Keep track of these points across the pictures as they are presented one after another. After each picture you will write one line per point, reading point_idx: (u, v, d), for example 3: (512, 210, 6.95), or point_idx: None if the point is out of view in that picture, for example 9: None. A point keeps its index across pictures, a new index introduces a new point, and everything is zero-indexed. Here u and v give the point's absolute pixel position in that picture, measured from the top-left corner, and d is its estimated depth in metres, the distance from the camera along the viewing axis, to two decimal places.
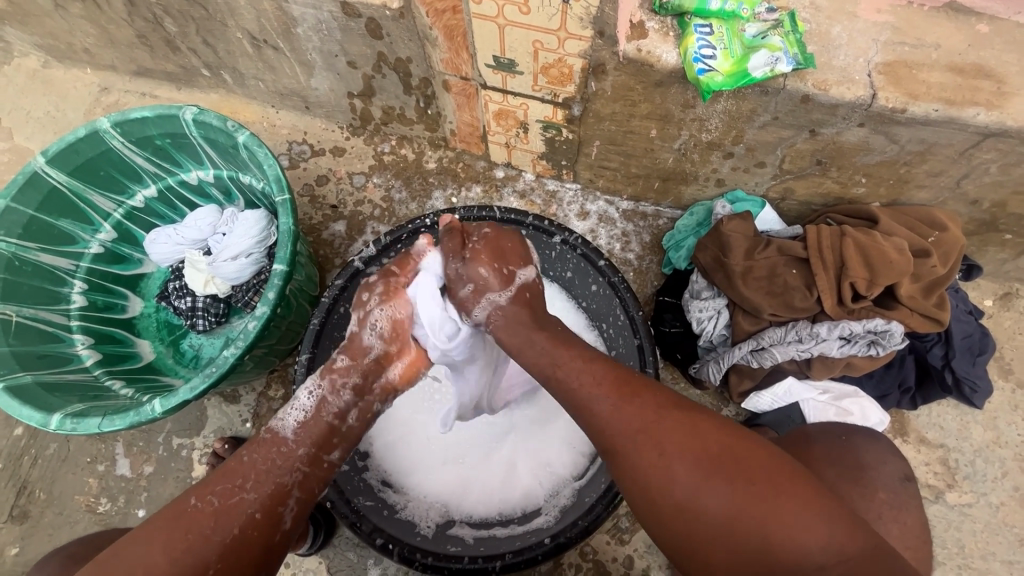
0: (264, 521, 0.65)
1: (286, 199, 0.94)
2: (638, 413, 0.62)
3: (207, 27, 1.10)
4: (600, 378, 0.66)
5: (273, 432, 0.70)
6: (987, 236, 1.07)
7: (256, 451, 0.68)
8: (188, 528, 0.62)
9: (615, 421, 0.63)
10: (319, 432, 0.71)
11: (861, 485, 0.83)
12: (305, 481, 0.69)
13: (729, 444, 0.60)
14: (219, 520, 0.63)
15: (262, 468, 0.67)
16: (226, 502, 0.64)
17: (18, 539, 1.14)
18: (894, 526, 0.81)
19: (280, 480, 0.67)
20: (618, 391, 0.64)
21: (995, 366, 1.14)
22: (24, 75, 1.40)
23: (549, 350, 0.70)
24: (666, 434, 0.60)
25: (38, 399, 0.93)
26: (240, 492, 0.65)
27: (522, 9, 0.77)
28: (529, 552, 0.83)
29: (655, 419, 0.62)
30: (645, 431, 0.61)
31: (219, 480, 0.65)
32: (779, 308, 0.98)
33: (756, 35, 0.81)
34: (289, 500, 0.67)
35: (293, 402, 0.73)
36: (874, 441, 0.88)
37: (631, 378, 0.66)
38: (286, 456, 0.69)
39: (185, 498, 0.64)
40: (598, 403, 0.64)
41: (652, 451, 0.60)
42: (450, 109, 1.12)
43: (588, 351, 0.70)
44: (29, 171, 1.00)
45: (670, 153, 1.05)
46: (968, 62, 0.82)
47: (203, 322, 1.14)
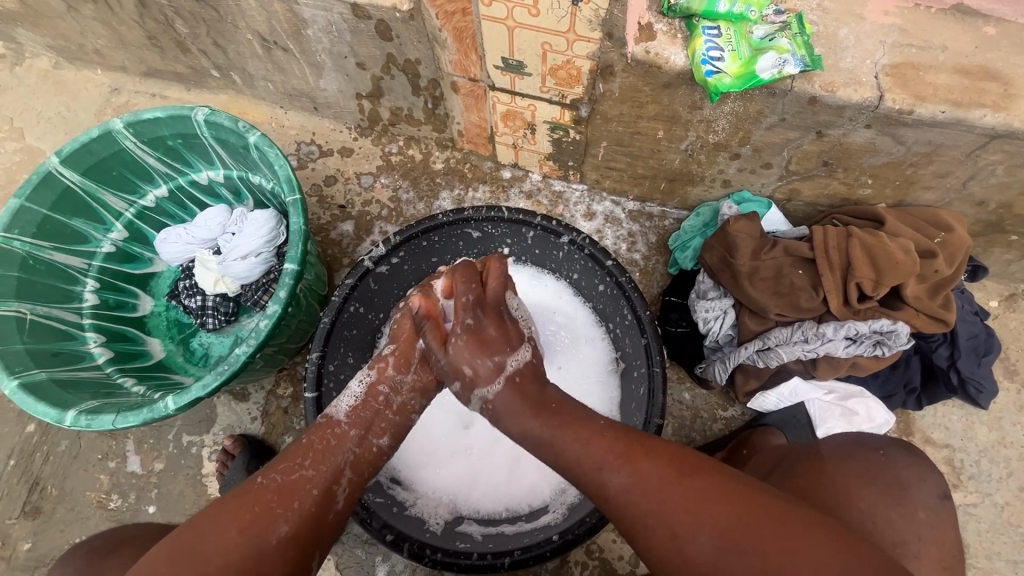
0: (322, 499, 0.67)
1: (296, 200, 0.95)
2: (645, 486, 0.63)
3: (217, 28, 1.11)
4: (601, 455, 0.66)
5: (328, 417, 0.73)
6: (993, 237, 1.08)
7: (313, 433, 0.72)
8: (253, 502, 0.64)
9: (626, 502, 0.63)
10: (368, 416, 0.74)
11: (903, 504, 0.83)
12: (357, 463, 0.72)
13: (746, 513, 0.59)
14: (283, 494, 0.65)
15: (318, 449, 0.70)
16: (287, 478, 0.66)
17: (30, 535, 1.15)
18: (934, 546, 0.81)
19: (334, 459, 0.70)
20: (621, 468, 0.65)
21: (1001, 366, 1.15)
22: (35, 76, 1.41)
23: (546, 434, 0.70)
24: (677, 503, 0.61)
25: (52, 397, 0.95)
26: (299, 470, 0.67)
27: (532, 11, 0.78)
28: (537, 549, 0.84)
29: (664, 496, 0.62)
30: (654, 512, 0.62)
31: (282, 457, 0.68)
32: (785, 308, 0.98)
33: (764, 36, 0.82)
34: (342, 480, 0.70)
35: (346, 390, 0.77)
36: (913, 459, 0.89)
37: (634, 449, 0.66)
38: (340, 438, 0.72)
39: (250, 478, 0.67)
40: (607, 485, 0.65)
41: (665, 532, 0.61)
42: (458, 110, 1.13)
43: (588, 424, 0.70)
44: (43, 171, 1.01)
45: (677, 154, 1.06)
46: (975, 64, 0.83)
47: (213, 320, 1.15)
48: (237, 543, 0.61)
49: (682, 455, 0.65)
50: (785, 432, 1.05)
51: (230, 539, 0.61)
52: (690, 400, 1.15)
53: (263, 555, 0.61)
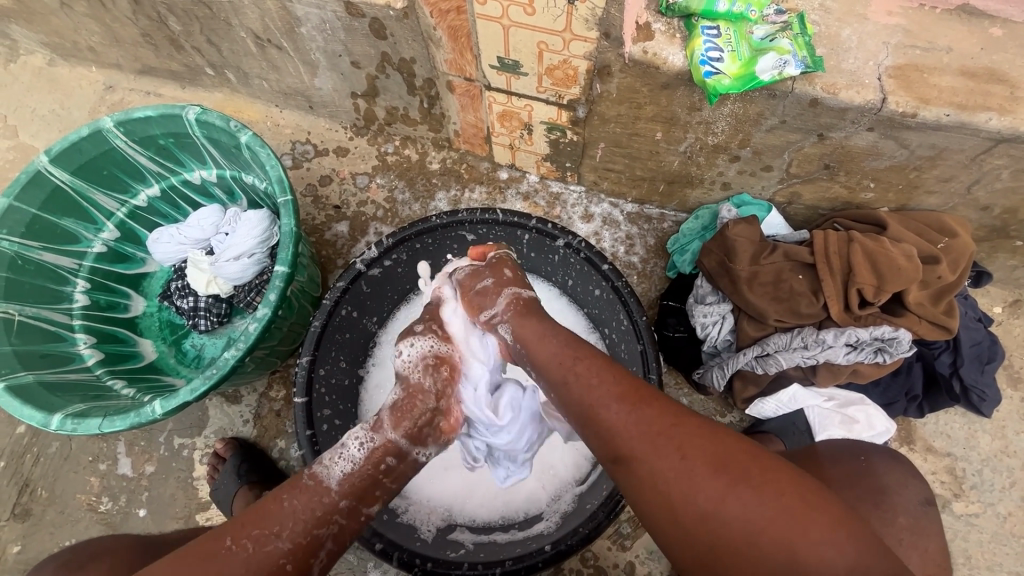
0: (294, 573, 0.63)
1: (288, 200, 0.94)
2: (654, 418, 0.61)
3: (210, 26, 1.10)
4: (617, 384, 0.65)
5: (316, 479, 0.68)
6: (998, 242, 1.06)
7: (297, 497, 0.66)
8: (217, 574, 0.60)
9: (632, 422, 0.61)
10: (364, 484, 0.70)
11: (882, 509, 0.82)
12: (339, 534, 0.67)
13: (752, 455, 0.58)
14: (249, 567, 0.60)
15: (300, 517, 0.65)
16: (260, 549, 0.62)
17: (20, 537, 1.14)
18: (915, 552, 0.80)
19: (316, 532, 0.65)
20: (635, 395, 0.64)
21: (1004, 374, 1.13)
22: (29, 74, 1.40)
23: (561, 358, 0.70)
24: (685, 436, 0.59)
25: (38, 399, 0.93)
26: (275, 541, 0.63)
27: (528, 10, 0.76)
28: (529, 560, 0.82)
29: (675, 423, 0.60)
30: (663, 432, 0.60)
31: (255, 523, 0.63)
32: (784, 314, 0.97)
33: (764, 37, 0.80)
34: (320, 552, 0.65)
35: (341, 450, 0.71)
36: (895, 464, 0.87)
37: (648, 386, 0.66)
38: (327, 506, 0.67)
39: (221, 535, 0.62)
40: (614, 410, 0.63)
41: (671, 454, 0.58)
42: (454, 110, 1.11)
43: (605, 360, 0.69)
44: (32, 170, 1.00)
45: (676, 155, 1.04)
46: (981, 66, 0.81)
47: (205, 322, 1.14)
48: None
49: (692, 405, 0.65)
50: (783, 440, 1.03)
51: None
52: (688, 406, 1.14)
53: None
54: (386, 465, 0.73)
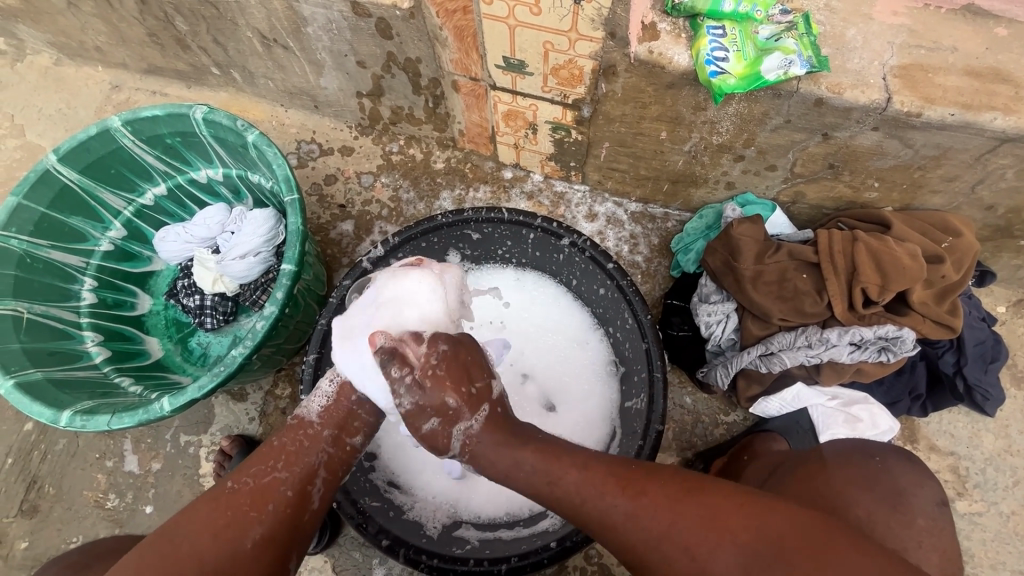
0: (296, 501, 0.67)
1: (295, 199, 0.94)
2: (652, 513, 0.62)
3: (217, 26, 1.10)
4: (603, 482, 0.65)
5: (299, 419, 0.73)
6: (1002, 241, 1.06)
7: (285, 435, 0.71)
8: (226, 508, 0.64)
9: (636, 527, 0.62)
10: (340, 415, 0.74)
11: (900, 512, 0.82)
12: (330, 463, 0.72)
13: (752, 523, 0.58)
14: (254, 499, 0.65)
15: (290, 449, 0.70)
16: (259, 481, 0.66)
17: (28, 534, 1.14)
18: (933, 554, 0.80)
19: (308, 460, 0.70)
20: (625, 490, 0.64)
21: (1008, 373, 1.13)
22: (36, 73, 1.41)
23: (539, 465, 0.67)
24: (685, 527, 0.60)
25: (47, 397, 0.94)
26: (272, 472, 0.67)
27: (534, 10, 0.76)
28: (535, 556, 0.83)
29: (673, 515, 0.61)
30: (667, 532, 0.60)
31: (252, 462, 0.67)
32: (788, 313, 0.97)
33: (770, 37, 0.80)
34: (316, 480, 0.70)
35: (316, 390, 0.76)
36: (907, 465, 0.88)
37: (632, 474, 0.65)
38: (313, 438, 0.71)
39: (221, 482, 0.67)
40: (613, 512, 0.63)
41: (681, 553, 0.59)
42: (459, 110, 1.12)
43: (576, 453, 0.68)
44: (41, 169, 1.00)
45: (680, 155, 1.04)
46: (986, 65, 0.81)
47: (211, 320, 1.14)
48: (209, 550, 0.61)
49: (682, 474, 0.65)
50: (787, 439, 1.04)
51: (202, 546, 0.61)
52: (692, 404, 1.14)
53: (235, 560, 0.61)
54: (355, 398, 0.75)
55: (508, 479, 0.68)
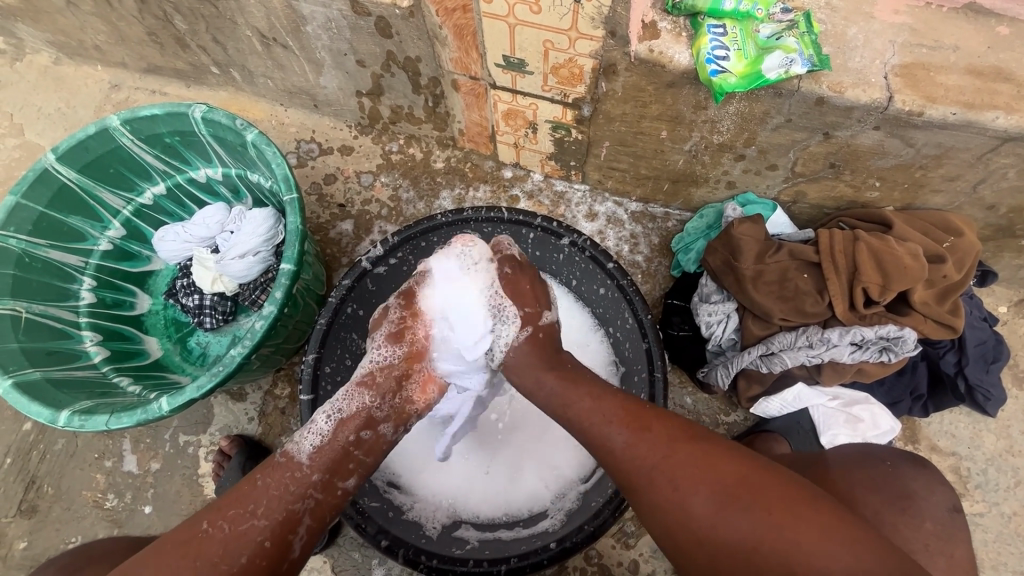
0: (274, 550, 0.65)
1: (294, 198, 0.94)
2: (649, 447, 0.63)
3: (216, 24, 1.10)
4: (612, 413, 0.68)
5: (288, 457, 0.71)
6: (1003, 241, 1.06)
7: (270, 475, 0.69)
8: (197, 556, 0.62)
9: (629, 457, 0.64)
10: (332, 457, 0.73)
11: (909, 514, 0.82)
12: (316, 509, 0.70)
13: (745, 473, 0.59)
14: (228, 546, 0.63)
15: (274, 493, 0.68)
16: (236, 529, 0.64)
17: (26, 534, 1.14)
18: (940, 557, 0.80)
19: (291, 507, 0.68)
20: (629, 423, 0.66)
21: (1009, 374, 1.13)
22: (35, 72, 1.40)
23: (558, 389, 0.73)
24: (679, 464, 0.61)
25: (45, 397, 0.94)
26: (250, 519, 0.65)
27: (534, 9, 0.76)
28: (535, 557, 0.83)
29: (669, 452, 0.62)
30: (659, 465, 0.62)
31: (230, 504, 0.65)
32: (789, 313, 0.97)
33: (771, 35, 0.80)
34: (300, 528, 0.68)
35: (311, 427, 0.75)
36: (921, 470, 0.87)
37: (643, 411, 0.67)
38: (300, 480, 0.70)
39: (197, 521, 0.65)
40: (614, 440, 0.66)
41: (667, 483, 0.61)
42: (459, 109, 1.11)
43: (598, 386, 0.72)
44: (39, 168, 1.00)
45: (681, 154, 1.04)
46: (988, 64, 0.81)
47: (210, 320, 1.13)
48: None
49: (690, 422, 0.66)
50: (788, 439, 1.03)
51: None
52: (692, 404, 1.14)
53: None
54: (358, 437, 0.75)
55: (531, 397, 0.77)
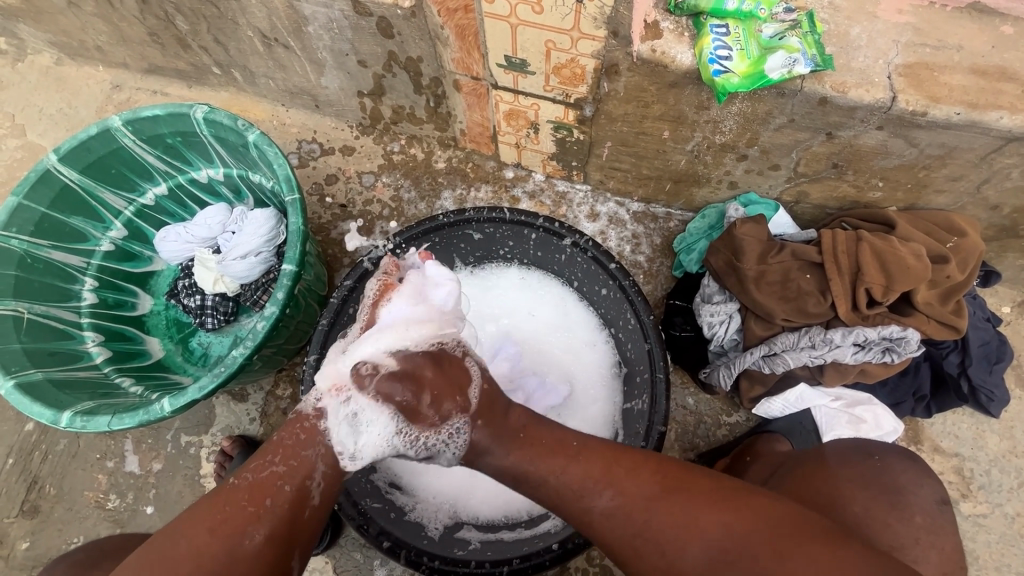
0: (296, 496, 0.65)
1: (295, 199, 0.94)
2: (628, 511, 0.63)
3: (218, 25, 1.10)
4: (581, 481, 0.65)
5: (298, 412, 0.71)
6: (1007, 241, 1.05)
7: (284, 429, 0.69)
8: (224, 505, 0.63)
9: (612, 523, 0.63)
10: (336, 407, 0.71)
11: (899, 508, 0.82)
12: (332, 456, 0.69)
13: (726, 521, 0.59)
14: (253, 493, 0.63)
15: (287, 444, 0.68)
16: (258, 476, 0.65)
17: (28, 534, 1.14)
18: (931, 553, 0.79)
19: (306, 455, 0.68)
20: (604, 489, 0.64)
21: (1012, 374, 1.12)
22: (37, 73, 1.40)
23: (520, 458, 0.69)
24: (661, 526, 0.61)
25: (48, 397, 0.94)
26: (269, 467, 0.66)
27: (536, 8, 0.76)
28: (537, 559, 0.83)
29: (649, 517, 0.61)
30: (644, 530, 0.61)
31: (251, 456, 0.66)
32: (791, 313, 0.96)
33: (774, 35, 0.80)
34: (315, 474, 0.68)
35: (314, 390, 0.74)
36: (907, 463, 0.88)
37: (615, 468, 0.65)
38: (311, 430, 0.69)
39: (224, 480, 0.66)
40: (590, 509, 0.64)
41: (653, 551, 0.61)
42: (460, 109, 1.11)
43: (559, 448, 0.68)
44: (41, 169, 1.00)
45: (683, 155, 1.04)
46: (992, 64, 0.80)
47: (212, 320, 1.13)
48: (210, 547, 0.60)
49: (662, 469, 0.65)
50: (790, 440, 1.03)
51: (200, 543, 0.60)
52: (694, 405, 1.13)
53: (237, 558, 0.60)
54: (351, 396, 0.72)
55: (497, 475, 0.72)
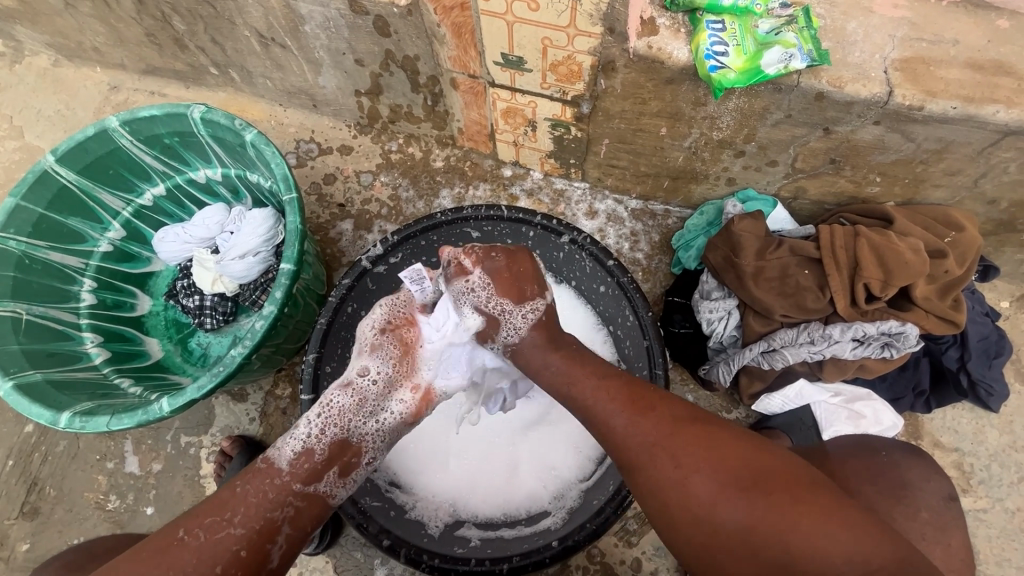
0: (251, 559, 0.66)
1: (293, 198, 0.94)
2: (651, 426, 0.64)
3: (215, 25, 1.10)
4: (614, 393, 0.68)
5: (267, 463, 0.72)
6: (1005, 235, 1.05)
7: (250, 482, 0.70)
8: (172, 564, 0.63)
9: (632, 436, 0.65)
10: (309, 468, 0.73)
11: (904, 504, 0.83)
12: (295, 517, 0.71)
13: (746, 455, 0.61)
14: (202, 557, 0.63)
15: (252, 501, 0.68)
16: (211, 537, 0.65)
17: (29, 535, 1.14)
18: (938, 547, 0.80)
19: (269, 516, 0.68)
20: (633, 404, 0.67)
21: (1011, 368, 1.12)
22: (34, 75, 1.40)
23: (565, 369, 0.73)
24: (681, 443, 0.62)
25: (46, 398, 0.94)
26: (227, 527, 0.66)
27: (532, 6, 0.76)
28: (537, 556, 0.83)
29: (671, 431, 0.63)
30: (660, 443, 0.63)
31: (207, 512, 0.66)
32: (790, 309, 0.96)
33: (770, 31, 0.80)
34: (277, 537, 0.68)
35: (293, 432, 0.74)
36: (918, 459, 0.87)
37: (646, 394, 0.68)
38: (279, 489, 0.70)
39: (176, 528, 0.66)
40: (614, 420, 0.66)
41: (669, 463, 0.62)
42: (458, 107, 1.11)
43: (602, 367, 0.72)
44: (39, 170, 1.00)
45: (680, 151, 1.04)
46: (988, 58, 0.81)
47: (211, 321, 1.13)
48: None
49: (689, 404, 0.67)
50: (790, 436, 1.03)
51: None
52: (694, 402, 1.13)
53: None
54: (321, 455, 0.74)
55: (538, 379, 0.77)
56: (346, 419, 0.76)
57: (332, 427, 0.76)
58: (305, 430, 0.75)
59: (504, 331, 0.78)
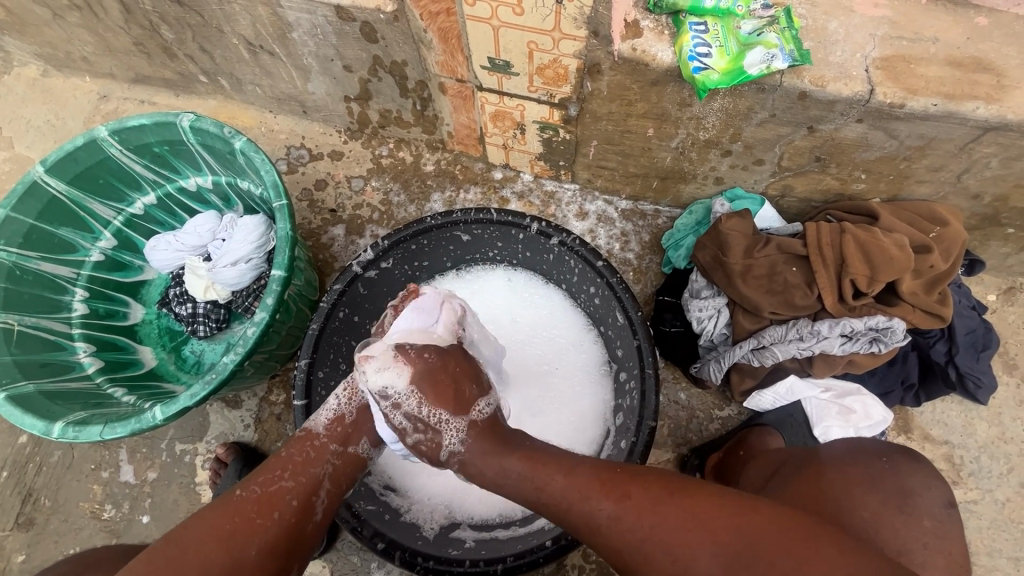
0: (301, 511, 0.69)
1: (283, 204, 0.94)
2: (633, 515, 0.62)
3: (202, 33, 1.10)
4: (586, 485, 0.65)
5: (306, 430, 0.76)
6: (990, 230, 1.07)
7: (293, 446, 0.74)
8: (234, 514, 0.65)
9: (618, 528, 0.62)
10: (343, 431, 0.77)
11: (905, 512, 0.80)
12: (334, 474, 0.75)
13: (737, 523, 0.58)
14: (261, 506, 0.66)
15: (296, 460, 0.73)
16: (267, 489, 0.68)
17: (24, 547, 1.14)
18: (940, 556, 0.78)
19: (313, 472, 0.72)
20: (608, 494, 0.64)
21: (1000, 361, 1.14)
22: (23, 85, 1.40)
23: (525, 473, 0.69)
24: (669, 529, 0.59)
25: (38, 408, 0.94)
26: (278, 481, 0.69)
27: (516, 10, 0.76)
28: (530, 556, 0.82)
29: (654, 517, 0.61)
30: (649, 534, 0.60)
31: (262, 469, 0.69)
32: (779, 306, 0.97)
33: (752, 32, 0.81)
34: (320, 490, 0.72)
35: (324, 403, 0.79)
36: (916, 465, 0.85)
37: (617, 477, 0.65)
38: (318, 449, 0.75)
39: (229, 490, 0.68)
40: (596, 515, 0.63)
41: (664, 554, 0.59)
42: (447, 111, 1.12)
43: (563, 459, 0.69)
44: (29, 181, 1.00)
45: (668, 152, 1.05)
46: (968, 55, 0.82)
47: (204, 327, 1.14)
48: (216, 553, 0.62)
49: (660, 474, 0.65)
50: (782, 432, 1.04)
51: (206, 550, 0.62)
52: (686, 400, 1.14)
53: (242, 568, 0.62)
54: (350, 420, 0.79)
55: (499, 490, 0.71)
56: (364, 387, 0.80)
57: (359, 394, 0.80)
58: (338, 400, 0.79)
59: (447, 439, 0.75)
